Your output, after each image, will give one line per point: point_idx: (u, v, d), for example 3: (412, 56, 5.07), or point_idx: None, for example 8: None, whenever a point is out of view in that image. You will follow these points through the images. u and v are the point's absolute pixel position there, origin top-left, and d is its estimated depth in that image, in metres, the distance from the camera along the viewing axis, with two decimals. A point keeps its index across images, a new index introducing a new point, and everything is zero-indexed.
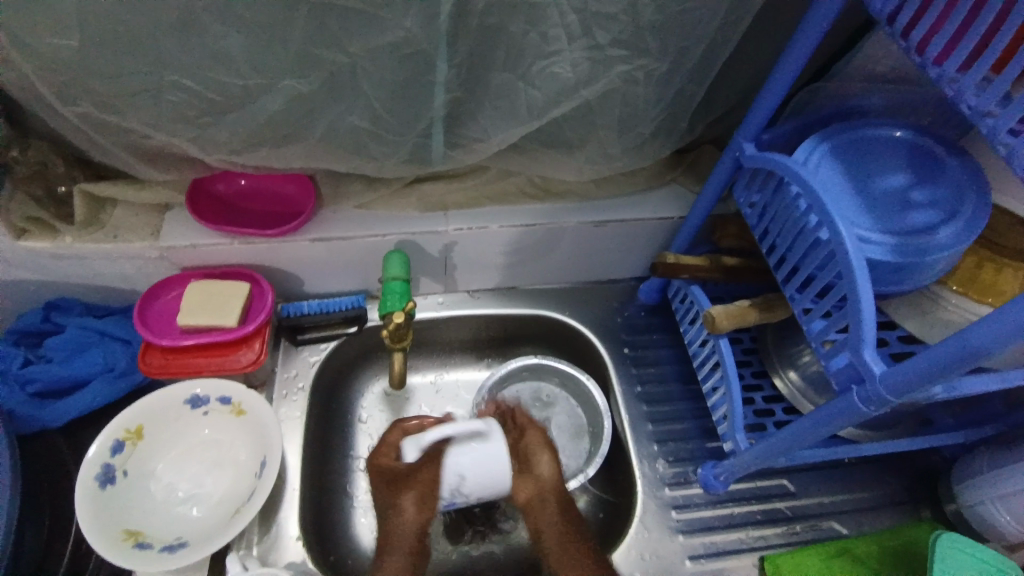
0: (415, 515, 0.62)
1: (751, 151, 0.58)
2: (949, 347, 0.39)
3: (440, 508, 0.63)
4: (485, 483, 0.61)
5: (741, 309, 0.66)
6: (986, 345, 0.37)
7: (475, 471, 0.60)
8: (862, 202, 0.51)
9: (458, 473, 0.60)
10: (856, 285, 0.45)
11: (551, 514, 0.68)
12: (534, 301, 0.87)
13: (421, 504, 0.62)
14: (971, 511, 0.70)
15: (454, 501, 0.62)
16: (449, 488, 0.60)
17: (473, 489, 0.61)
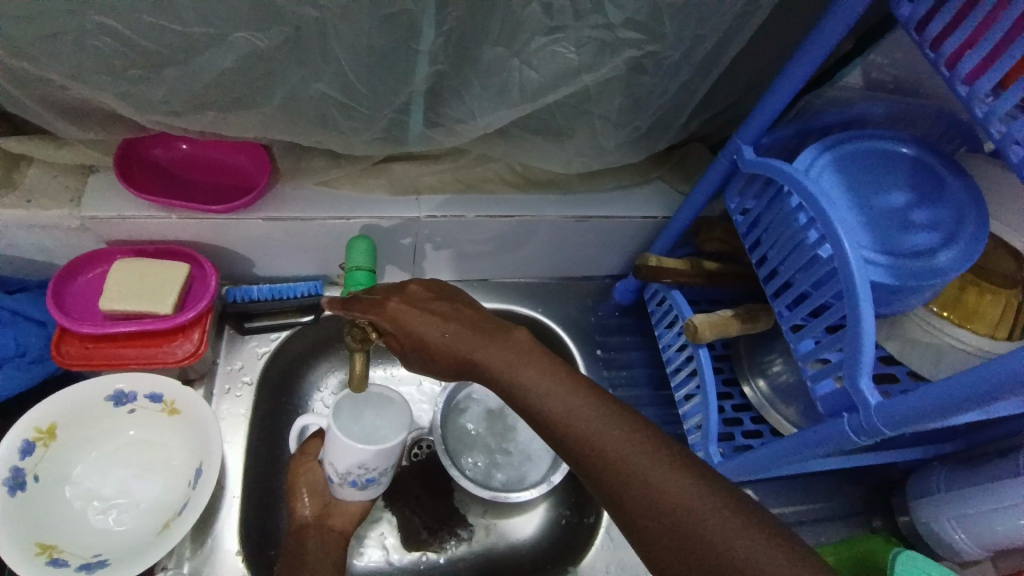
0: (318, 497, 0.60)
1: (750, 156, 0.55)
2: (974, 377, 0.36)
3: (356, 493, 0.59)
4: (344, 455, 0.54)
5: (724, 319, 0.63)
6: (998, 384, 0.35)
7: (328, 448, 0.56)
8: (864, 218, 0.49)
9: (329, 459, 0.56)
10: (859, 309, 0.43)
11: (516, 371, 0.50)
12: (506, 295, 0.83)
13: (318, 485, 0.60)
14: (926, 527, 0.72)
15: (352, 482, 0.57)
16: (329, 471, 0.57)
17: (347, 465, 0.55)
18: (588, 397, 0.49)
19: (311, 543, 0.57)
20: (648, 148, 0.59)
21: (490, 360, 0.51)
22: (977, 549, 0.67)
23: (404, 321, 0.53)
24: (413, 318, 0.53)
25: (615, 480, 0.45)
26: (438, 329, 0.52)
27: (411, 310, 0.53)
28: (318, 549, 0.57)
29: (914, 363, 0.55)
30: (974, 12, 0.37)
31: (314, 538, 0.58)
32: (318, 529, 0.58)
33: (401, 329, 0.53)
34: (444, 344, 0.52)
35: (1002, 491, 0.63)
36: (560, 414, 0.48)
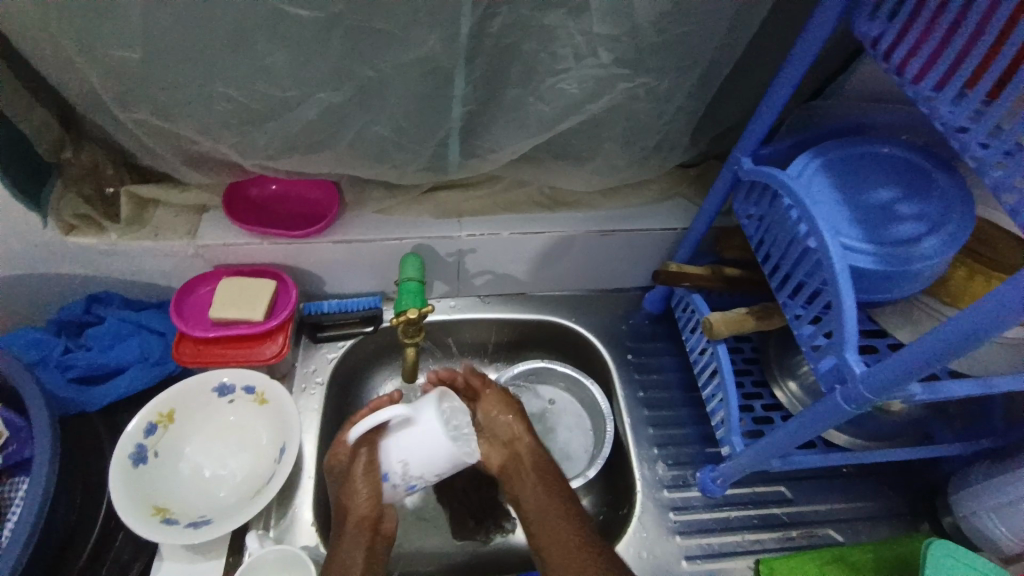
0: (365, 510, 0.60)
1: (748, 165, 0.61)
2: (932, 342, 0.41)
3: (397, 493, 0.62)
4: (427, 463, 0.59)
5: (740, 317, 0.68)
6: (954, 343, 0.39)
7: (410, 450, 0.58)
8: (851, 213, 0.54)
9: (401, 459, 0.59)
10: (840, 291, 0.48)
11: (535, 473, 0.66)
12: (542, 306, 0.91)
13: (369, 494, 0.60)
14: (968, 523, 0.71)
15: (410, 485, 0.61)
16: (394, 473, 0.59)
17: (421, 471, 0.60)
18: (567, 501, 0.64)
19: (357, 548, 0.59)
20: (657, 165, 0.67)
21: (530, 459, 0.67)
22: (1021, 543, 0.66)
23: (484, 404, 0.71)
24: (498, 409, 0.71)
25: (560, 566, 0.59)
26: (512, 422, 0.69)
27: (504, 405, 0.71)
28: (366, 560, 0.59)
29: None
30: (913, 27, 0.44)
31: (361, 545, 0.59)
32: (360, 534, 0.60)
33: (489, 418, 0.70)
34: (507, 429, 0.69)
35: None
36: (542, 519, 0.63)
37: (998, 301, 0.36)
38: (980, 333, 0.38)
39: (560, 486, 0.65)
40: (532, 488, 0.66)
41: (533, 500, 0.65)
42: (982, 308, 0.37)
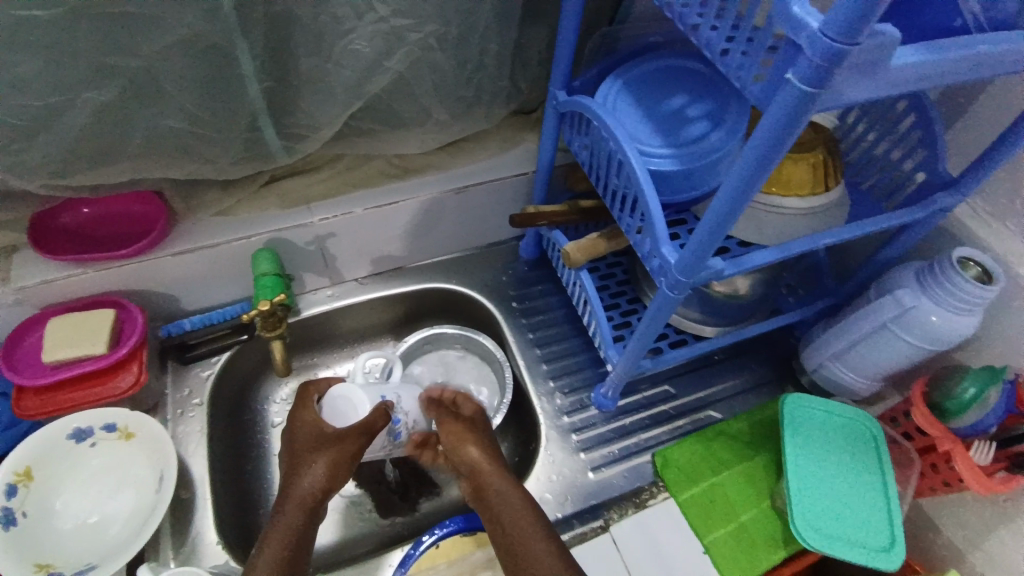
0: (319, 484, 0.59)
1: (563, 97, 0.65)
2: (708, 228, 0.46)
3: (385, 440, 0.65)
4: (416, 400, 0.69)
5: (593, 241, 0.71)
6: (722, 216, 0.44)
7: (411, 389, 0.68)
8: (652, 125, 0.59)
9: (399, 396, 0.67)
10: (645, 194, 0.53)
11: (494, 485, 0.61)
12: (423, 276, 0.92)
13: (339, 466, 0.60)
14: (819, 376, 0.82)
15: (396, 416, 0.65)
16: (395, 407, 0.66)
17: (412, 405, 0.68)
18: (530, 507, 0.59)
19: (296, 517, 0.58)
20: (477, 112, 0.71)
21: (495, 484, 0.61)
22: (867, 383, 0.76)
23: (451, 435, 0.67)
24: (465, 443, 0.65)
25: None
26: (482, 456, 0.64)
27: (470, 438, 0.66)
28: (290, 521, 0.57)
29: (759, 239, 0.67)
30: None
31: (295, 514, 0.58)
32: (300, 503, 0.58)
33: (456, 452, 0.65)
34: (471, 456, 0.64)
35: (859, 325, 0.72)
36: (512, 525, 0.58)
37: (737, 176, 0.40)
38: (735, 209, 0.43)
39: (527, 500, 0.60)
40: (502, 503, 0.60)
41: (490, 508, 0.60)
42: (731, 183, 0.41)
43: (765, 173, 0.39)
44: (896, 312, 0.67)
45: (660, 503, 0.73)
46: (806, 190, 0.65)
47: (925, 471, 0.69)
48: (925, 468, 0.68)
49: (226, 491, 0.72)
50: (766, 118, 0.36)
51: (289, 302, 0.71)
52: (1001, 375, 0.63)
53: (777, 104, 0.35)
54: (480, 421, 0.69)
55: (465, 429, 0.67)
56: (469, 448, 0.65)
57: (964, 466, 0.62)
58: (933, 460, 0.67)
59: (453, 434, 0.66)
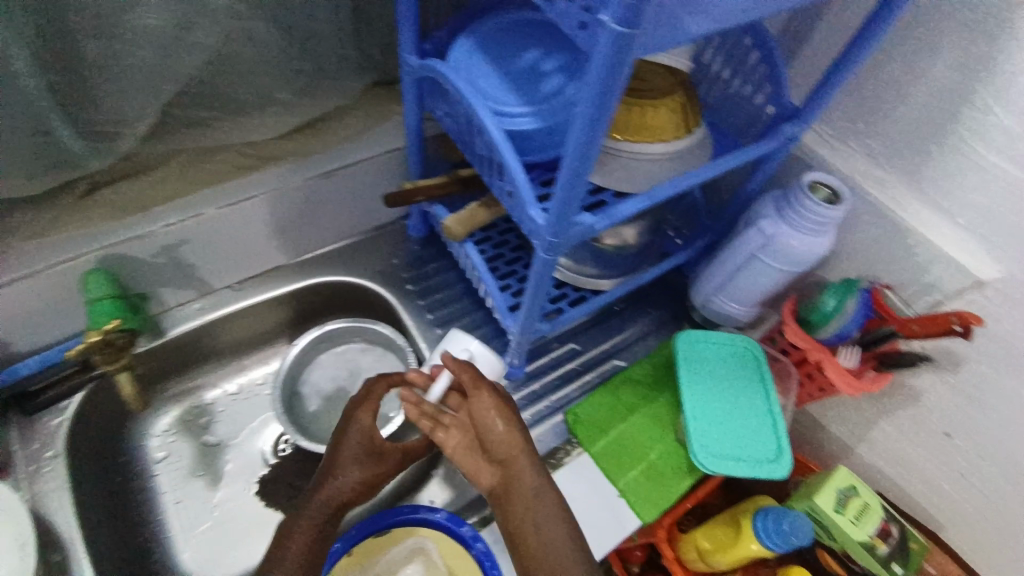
0: (346, 492, 0.63)
1: (414, 62, 0.60)
2: (566, 183, 0.44)
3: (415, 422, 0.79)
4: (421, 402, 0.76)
5: (473, 212, 0.69)
6: (577, 171, 0.43)
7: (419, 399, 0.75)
8: (507, 83, 0.56)
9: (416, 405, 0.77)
10: (505, 157, 0.50)
11: (514, 469, 0.61)
12: (308, 271, 0.85)
13: (371, 471, 0.64)
14: (707, 311, 0.86)
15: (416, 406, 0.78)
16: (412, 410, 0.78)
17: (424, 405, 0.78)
18: (541, 490, 0.61)
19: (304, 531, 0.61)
20: (316, 86, 0.71)
21: (518, 468, 0.61)
22: (747, 310, 0.82)
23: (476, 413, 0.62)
24: (491, 412, 0.61)
25: (531, 557, 0.59)
26: (508, 431, 0.61)
27: (497, 409, 0.62)
28: (307, 531, 0.61)
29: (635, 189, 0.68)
30: None
31: (307, 527, 0.61)
32: (323, 507, 0.62)
33: (479, 427, 0.62)
34: (495, 437, 0.61)
35: (731, 257, 0.76)
36: (523, 512, 0.60)
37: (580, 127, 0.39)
38: (587, 161, 0.42)
39: (542, 482, 0.61)
40: (515, 488, 0.61)
41: (501, 491, 0.61)
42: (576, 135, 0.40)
43: (606, 121, 0.38)
44: (760, 242, 0.71)
45: (575, 459, 0.75)
46: (670, 134, 0.67)
47: (803, 380, 0.75)
48: (802, 378, 0.74)
49: (108, 541, 0.66)
50: (594, 63, 0.35)
51: (128, 327, 0.65)
52: (856, 286, 0.70)
53: (599, 47, 0.34)
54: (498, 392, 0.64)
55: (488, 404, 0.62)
56: (492, 424, 0.61)
57: (837, 373, 0.68)
58: (808, 370, 0.73)
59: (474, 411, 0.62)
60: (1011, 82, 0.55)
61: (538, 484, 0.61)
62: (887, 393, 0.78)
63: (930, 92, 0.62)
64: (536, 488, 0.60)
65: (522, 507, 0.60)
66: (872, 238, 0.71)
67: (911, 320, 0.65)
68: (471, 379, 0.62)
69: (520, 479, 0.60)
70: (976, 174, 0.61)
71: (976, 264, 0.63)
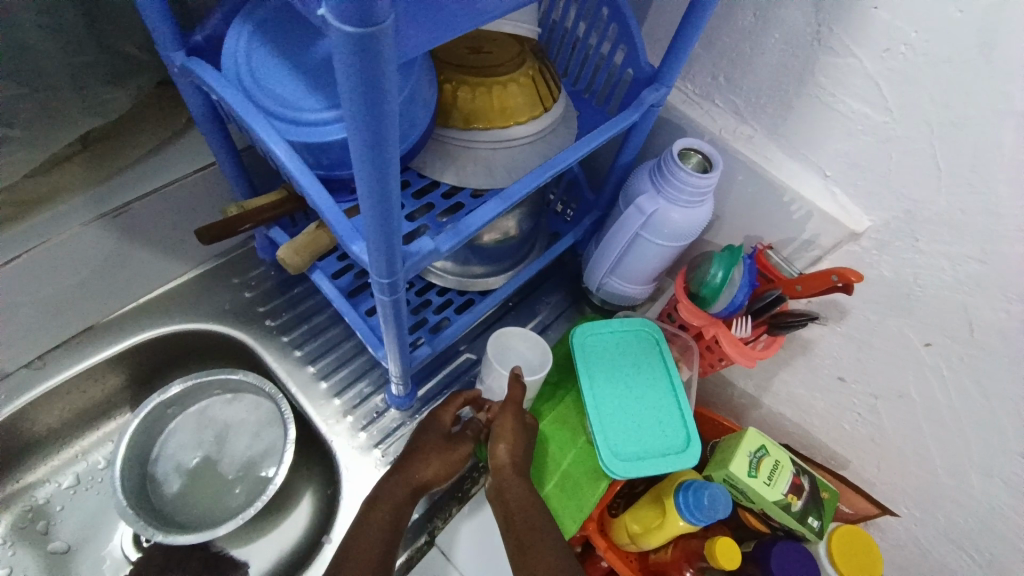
0: (422, 474, 0.61)
1: (182, 64, 0.47)
2: (374, 217, 0.35)
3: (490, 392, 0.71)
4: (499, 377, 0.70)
5: (312, 235, 0.57)
6: (377, 206, 0.34)
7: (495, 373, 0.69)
8: (304, 81, 0.45)
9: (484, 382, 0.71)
10: (303, 189, 0.40)
11: (524, 493, 0.60)
12: (130, 328, 0.70)
13: (444, 459, 0.62)
14: (604, 294, 0.81)
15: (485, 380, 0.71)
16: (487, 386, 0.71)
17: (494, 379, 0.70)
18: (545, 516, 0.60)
19: (375, 520, 0.58)
20: (46, 117, 0.60)
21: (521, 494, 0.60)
22: (643, 287, 0.77)
23: (503, 432, 0.62)
24: (509, 435, 0.62)
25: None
26: (517, 455, 0.62)
27: (513, 436, 0.62)
28: (368, 524, 0.58)
29: (496, 181, 0.59)
30: None
31: (377, 517, 0.58)
32: (391, 498, 0.60)
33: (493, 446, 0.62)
34: (505, 458, 0.61)
35: (616, 236, 0.70)
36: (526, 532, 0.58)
37: (357, 155, 0.30)
38: (388, 192, 0.33)
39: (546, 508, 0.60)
40: (523, 506, 0.60)
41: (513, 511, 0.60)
42: (358, 166, 0.31)
43: (389, 145, 0.30)
44: (641, 220, 0.66)
45: None
46: (528, 115, 0.58)
47: (702, 352, 0.72)
48: (701, 351, 0.72)
49: None
50: (340, 79, 0.26)
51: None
52: (741, 252, 0.66)
53: (337, 57, 0.25)
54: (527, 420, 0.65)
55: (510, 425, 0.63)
56: (506, 448, 0.62)
57: (728, 343, 0.66)
58: (705, 344, 0.70)
59: (500, 427, 0.63)
60: (867, 20, 0.51)
61: (541, 509, 0.60)
62: (784, 346, 0.77)
63: (784, 39, 0.57)
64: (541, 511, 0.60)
65: (528, 531, 0.58)
66: (753, 197, 0.68)
67: (797, 282, 0.64)
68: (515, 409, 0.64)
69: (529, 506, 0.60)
70: (839, 123, 0.58)
71: (847, 216, 0.61)
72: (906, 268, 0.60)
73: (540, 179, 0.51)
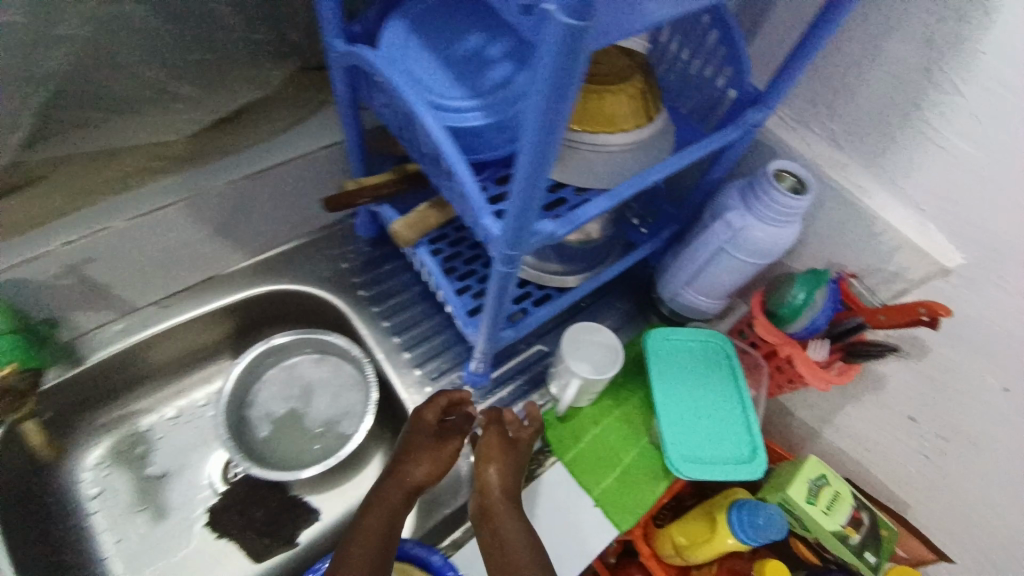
0: (411, 479, 0.63)
1: (341, 48, 0.53)
2: (522, 189, 0.40)
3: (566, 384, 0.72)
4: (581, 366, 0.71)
5: (423, 214, 0.62)
6: (531, 180, 0.38)
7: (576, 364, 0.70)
8: (450, 71, 0.50)
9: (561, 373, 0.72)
10: (450, 162, 0.45)
11: (507, 517, 0.60)
12: (246, 279, 0.77)
13: (435, 464, 0.65)
14: (675, 304, 0.83)
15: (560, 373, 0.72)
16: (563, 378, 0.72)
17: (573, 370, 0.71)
18: (528, 541, 0.58)
19: (370, 522, 0.59)
20: (211, 86, 0.70)
21: (505, 516, 0.60)
22: (716, 302, 0.79)
23: (489, 452, 0.64)
24: (495, 456, 0.64)
25: None
26: (504, 476, 0.63)
27: (499, 457, 0.64)
28: (360, 525, 0.59)
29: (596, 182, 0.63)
30: None
31: (370, 519, 0.59)
32: (383, 502, 0.61)
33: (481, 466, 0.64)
34: (491, 478, 0.62)
35: (701, 247, 0.73)
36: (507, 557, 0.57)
37: (529, 130, 0.35)
38: (543, 167, 0.37)
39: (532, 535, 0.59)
40: (505, 529, 0.59)
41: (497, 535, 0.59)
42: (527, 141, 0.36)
43: (561, 126, 0.34)
44: (728, 234, 0.68)
45: (549, 469, 0.70)
46: (631, 123, 0.62)
47: (772, 372, 0.73)
48: (771, 371, 0.73)
49: None
50: (542, 61, 0.31)
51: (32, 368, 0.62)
52: (825, 278, 0.68)
53: (546, 43, 0.30)
54: (518, 441, 0.67)
55: (497, 446, 0.65)
56: (493, 469, 0.63)
57: (803, 366, 0.67)
58: (777, 364, 0.72)
59: (486, 448, 0.64)
60: (973, 62, 0.53)
61: (525, 533, 0.59)
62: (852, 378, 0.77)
63: (888, 73, 0.59)
64: (524, 536, 0.58)
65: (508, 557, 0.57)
66: (839, 225, 0.69)
67: (879, 312, 0.63)
68: (500, 431, 0.66)
69: (511, 530, 0.59)
70: (938, 159, 0.59)
71: (937, 251, 0.62)
72: (993, 309, 0.59)
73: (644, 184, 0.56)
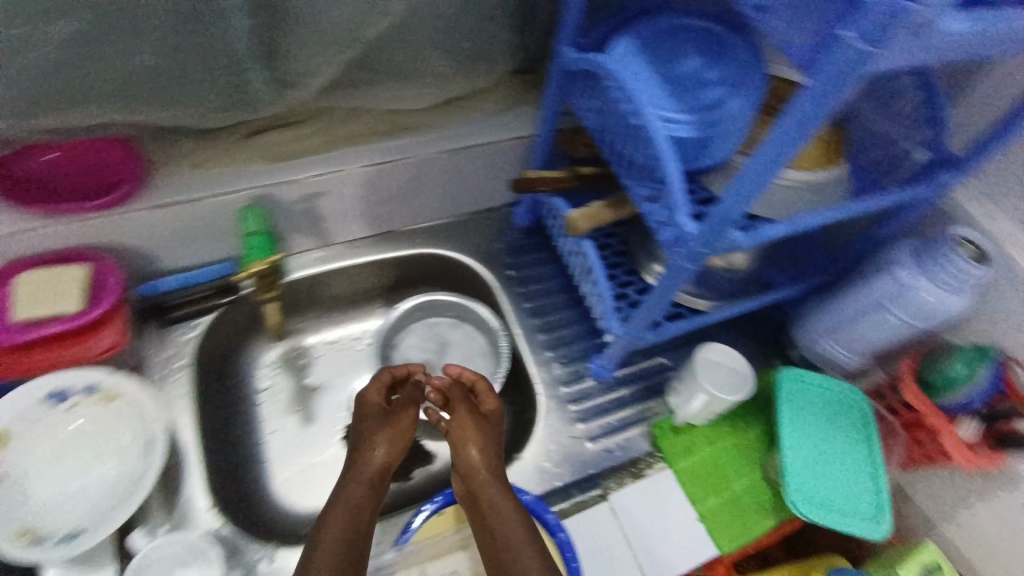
0: (382, 459, 0.65)
1: (571, 55, 0.61)
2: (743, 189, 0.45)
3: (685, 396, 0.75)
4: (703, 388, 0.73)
5: (596, 210, 0.69)
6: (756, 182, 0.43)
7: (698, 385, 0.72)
8: (667, 86, 0.56)
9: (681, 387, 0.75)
10: (664, 162, 0.51)
11: (496, 494, 0.60)
12: (417, 240, 0.89)
13: (399, 444, 0.67)
14: (810, 352, 0.83)
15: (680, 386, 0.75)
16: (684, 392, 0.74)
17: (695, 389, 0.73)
18: (517, 513, 0.59)
19: (358, 489, 0.61)
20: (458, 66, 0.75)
21: (489, 492, 0.61)
22: (858, 358, 0.77)
23: (468, 433, 0.66)
24: (474, 434, 0.66)
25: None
26: (487, 454, 0.64)
27: (476, 435, 0.66)
28: (350, 491, 0.60)
29: (772, 211, 0.66)
30: None
31: (360, 487, 0.61)
32: (361, 475, 0.62)
33: (461, 449, 0.65)
34: (471, 458, 0.64)
35: (857, 299, 0.72)
36: (499, 530, 0.58)
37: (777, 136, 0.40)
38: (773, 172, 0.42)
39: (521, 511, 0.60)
40: (494, 505, 0.60)
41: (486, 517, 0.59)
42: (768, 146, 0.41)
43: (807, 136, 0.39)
44: (893, 290, 0.67)
45: (659, 472, 0.73)
46: (816, 162, 0.65)
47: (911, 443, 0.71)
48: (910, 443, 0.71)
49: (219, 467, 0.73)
50: (819, 76, 0.36)
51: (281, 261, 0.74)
52: (990, 355, 0.65)
53: (829, 61, 0.35)
54: (489, 424, 0.68)
55: (477, 426, 0.67)
56: (474, 448, 0.64)
57: (951, 443, 0.65)
58: (919, 436, 0.69)
59: (460, 428, 0.67)
60: None
61: (514, 503, 0.60)
62: None
63: None
64: (512, 511, 0.59)
65: (498, 532, 0.58)
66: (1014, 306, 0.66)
67: None
68: (475, 415, 0.68)
69: (497, 505, 0.60)
70: None
71: None
72: None
73: (829, 219, 0.59)
